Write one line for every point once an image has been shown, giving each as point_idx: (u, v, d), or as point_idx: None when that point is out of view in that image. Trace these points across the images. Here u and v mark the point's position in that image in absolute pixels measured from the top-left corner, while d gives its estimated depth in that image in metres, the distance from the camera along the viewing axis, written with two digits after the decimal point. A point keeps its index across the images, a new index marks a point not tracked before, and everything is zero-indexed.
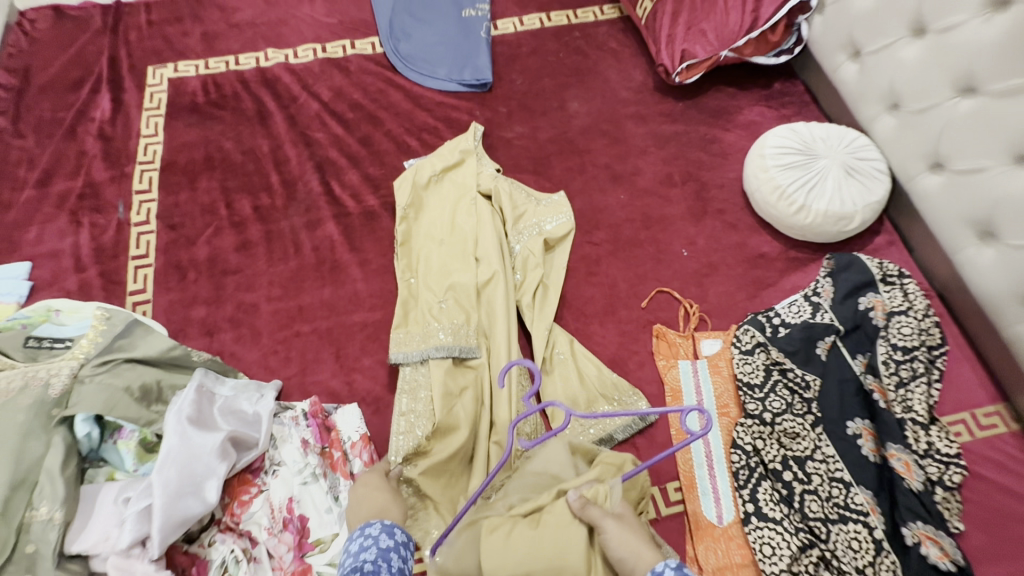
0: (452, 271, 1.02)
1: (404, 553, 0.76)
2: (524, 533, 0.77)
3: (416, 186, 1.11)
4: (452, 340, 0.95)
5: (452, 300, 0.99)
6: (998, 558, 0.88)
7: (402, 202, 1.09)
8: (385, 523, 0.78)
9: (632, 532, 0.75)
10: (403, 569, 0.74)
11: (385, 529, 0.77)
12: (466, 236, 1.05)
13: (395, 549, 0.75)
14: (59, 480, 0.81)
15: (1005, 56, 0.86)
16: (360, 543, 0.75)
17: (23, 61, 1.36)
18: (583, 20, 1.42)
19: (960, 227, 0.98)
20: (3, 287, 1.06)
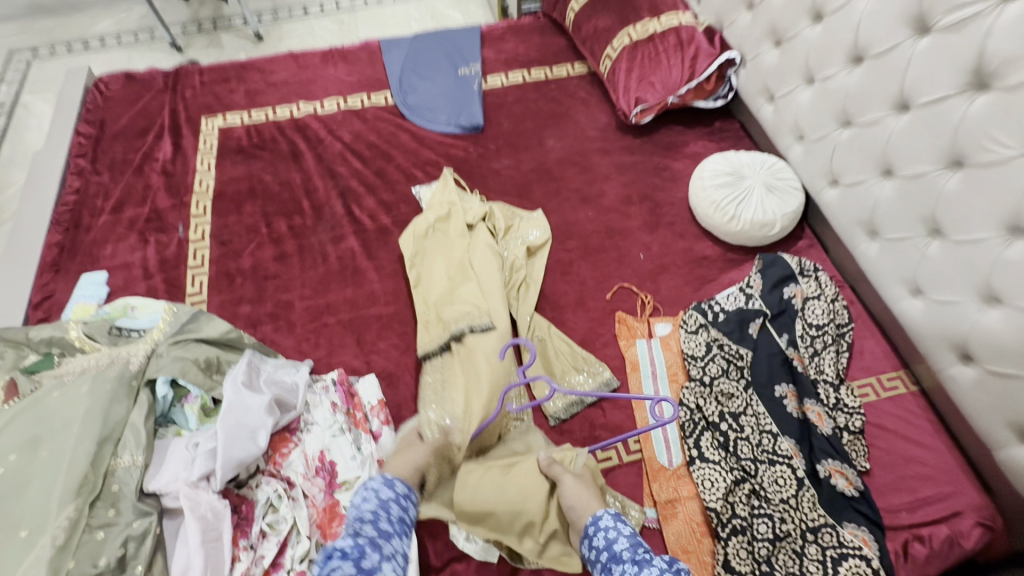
0: (458, 287, 1.26)
1: (403, 502, 0.95)
2: (499, 479, 1.03)
3: (416, 238, 1.33)
4: (467, 321, 1.19)
5: (463, 303, 1.22)
6: (897, 490, 1.08)
7: (408, 253, 1.32)
8: (385, 478, 0.97)
9: (587, 487, 0.99)
10: (402, 516, 0.93)
11: (385, 482, 0.96)
12: (463, 260, 1.29)
13: (393, 500, 0.94)
14: (141, 430, 1.03)
15: (861, 98, 1.12)
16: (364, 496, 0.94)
17: (99, 115, 1.66)
18: (558, 75, 1.74)
19: (855, 228, 1.22)
20: (86, 291, 1.31)
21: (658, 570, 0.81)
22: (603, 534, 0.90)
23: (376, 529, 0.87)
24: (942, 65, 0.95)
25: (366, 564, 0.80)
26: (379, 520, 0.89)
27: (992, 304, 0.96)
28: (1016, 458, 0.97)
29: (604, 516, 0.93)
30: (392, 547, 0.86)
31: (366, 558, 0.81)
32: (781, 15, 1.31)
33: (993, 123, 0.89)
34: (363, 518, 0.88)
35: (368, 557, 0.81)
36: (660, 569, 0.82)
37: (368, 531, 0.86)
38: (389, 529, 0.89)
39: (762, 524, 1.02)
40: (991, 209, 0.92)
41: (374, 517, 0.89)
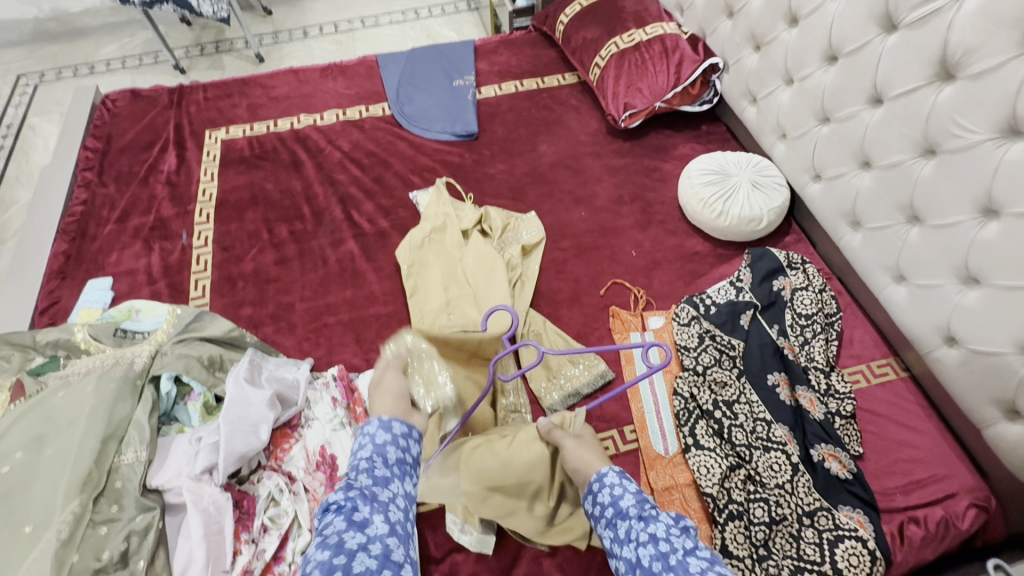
0: (455, 299, 1.28)
1: (403, 444, 0.85)
2: (501, 453, 1.03)
3: (412, 248, 1.36)
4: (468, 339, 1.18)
5: (461, 318, 1.24)
6: (891, 474, 1.09)
7: (405, 263, 1.35)
8: (382, 420, 0.86)
9: (587, 446, 0.97)
10: (402, 459, 0.84)
11: (382, 425, 0.85)
12: (458, 269, 1.32)
13: (392, 443, 0.84)
14: (145, 427, 1.04)
15: (837, 95, 1.17)
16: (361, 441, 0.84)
17: (106, 130, 1.71)
18: (549, 85, 1.80)
19: (838, 220, 1.26)
20: (92, 296, 1.34)
21: (665, 526, 0.77)
22: (608, 490, 0.87)
23: (371, 476, 0.77)
24: (910, 59, 1.00)
25: (360, 516, 0.71)
26: (375, 467, 0.79)
27: (971, 285, 1.00)
28: (1006, 435, 0.98)
29: (608, 474, 0.90)
30: (388, 493, 0.77)
31: (358, 511, 0.71)
32: (759, 21, 1.37)
33: (960, 110, 0.93)
34: (357, 466, 0.78)
35: (364, 509, 0.72)
36: (667, 525, 0.78)
37: (362, 480, 0.76)
38: (386, 475, 0.79)
39: (758, 509, 1.02)
40: (963, 192, 0.96)
41: (370, 464, 0.79)
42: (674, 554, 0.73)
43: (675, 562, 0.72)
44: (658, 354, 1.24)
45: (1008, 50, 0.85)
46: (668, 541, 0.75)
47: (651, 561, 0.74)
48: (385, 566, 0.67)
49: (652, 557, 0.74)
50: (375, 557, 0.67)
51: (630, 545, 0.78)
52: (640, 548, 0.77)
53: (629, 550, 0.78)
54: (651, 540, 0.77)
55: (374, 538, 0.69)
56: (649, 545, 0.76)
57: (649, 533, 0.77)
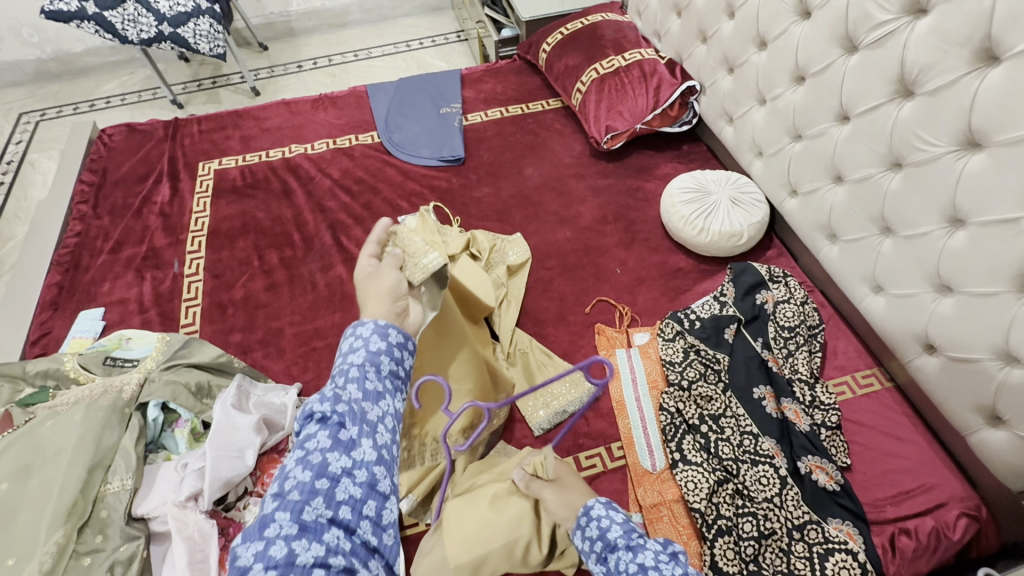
0: None
1: (398, 354, 0.69)
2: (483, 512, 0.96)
3: None
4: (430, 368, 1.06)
5: None
6: (880, 484, 1.09)
7: None
8: (377, 324, 0.70)
9: (567, 481, 0.91)
10: (396, 371, 0.68)
11: (378, 330, 0.69)
12: None
13: (387, 352, 0.68)
14: (131, 455, 1.04)
15: (807, 112, 1.21)
16: (352, 345, 0.67)
17: (103, 164, 1.76)
18: (534, 110, 1.86)
19: (817, 233, 1.29)
20: (84, 326, 1.36)
21: (653, 554, 0.71)
22: (596, 523, 0.79)
23: (363, 391, 0.62)
24: (871, 77, 1.04)
25: (346, 437, 0.58)
26: (368, 379, 0.64)
27: (945, 293, 1.01)
28: (991, 442, 0.98)
29: (595, 507, 0.82)
30: (378, 413, 0.62)
31: (345, 430, 0.59)
32: (731, 45, 1.43)
33: (921, 124, 0.97)
34: (346, 375, 0.63)
35: (348, 431, 0.59)
36: (655, 552, 0.71)
37: (353, 394, 0.61)
38: (379, 389, 0.64)
39: (747, 523, 1.01)
40: (930, 203, 0.99)
41: (363, 375, 0.63)
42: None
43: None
44: (600, 368, 1.27)
45: (961, 67, 0.89)
46: (659, 571, 0.68)
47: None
48: (370, 497, 0.56)
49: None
50: (359, 485, 0.56)
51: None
52: None
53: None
54: (640, 570, 0.70)
55: (360, 464, 0.58)
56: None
57: (637, 564, 0.70)
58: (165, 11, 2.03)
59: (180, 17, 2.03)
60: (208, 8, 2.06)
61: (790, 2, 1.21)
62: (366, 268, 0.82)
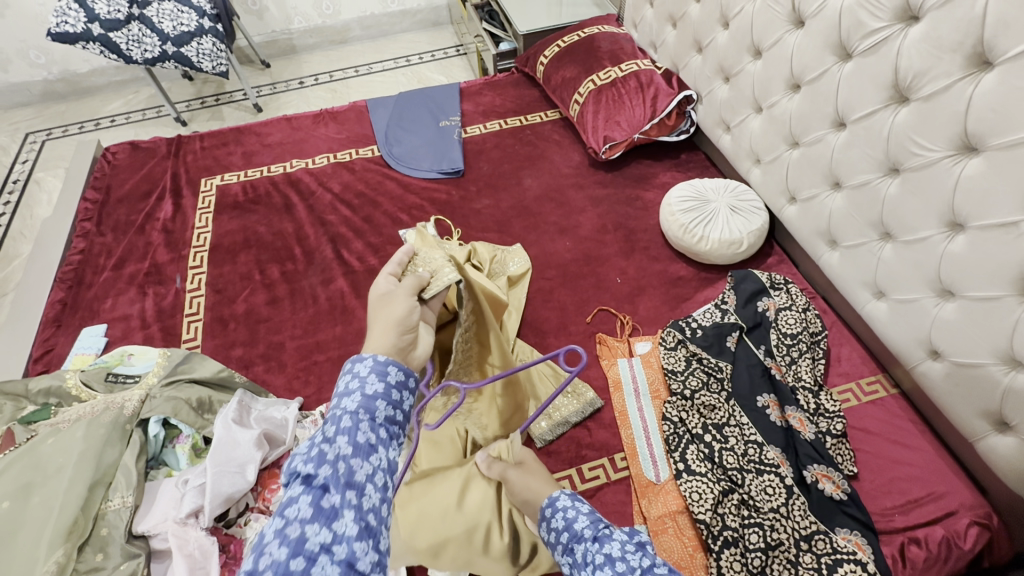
0: None
1: (396, 398, 0.67)
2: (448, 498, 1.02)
3: None
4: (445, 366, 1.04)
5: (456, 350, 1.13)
6: (888, 493, 1.07)
7: None
8: (377, 361, 0.68)
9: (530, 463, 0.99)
10: (392, 419, 0.65)
11: (377, 369, 0.66)
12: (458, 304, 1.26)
13: (384, 396, 0.65)
14: (132, 471, 1.04)
15: (804, 120, 1.22)
16: (348, 386, 0.65)
17: (106, 181, 1.78)
18: (532, 122, 1.87)
19: (817, 239, 1.29)
20: (86, 342, 1.36)
21: (619, 545, 0.71)
22: (562, 514, 0.83)
23: (354, 443, 0.59)
24: (866, 84, 1.05)
25: (328, 502, 0.54)
26: (360, 429, 0.61)
27: (947, 297, 1.01)
28: (998, 448, 0.97)
29: (559, 498, 0.86)
30: (368, 470, 0.59)
31: (329, 493, 0.54)
32: (726, 54, 1.44)
33: (917, 130, 0.97)
34: (338, 424, 0.60)
35: (333, 492, 0.55)
36: (621, 543, 0.72)
37: (343, 449, 0.58)
38: (371, 440, 0.61)
39: (753, 534, 0.99)
40: (929, 208, 0.98)
41: (356, 425, 0.61)
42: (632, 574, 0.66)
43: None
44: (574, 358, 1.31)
45: (955, 72, 0.89)
46: (624, 560, 0.68)
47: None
48: None
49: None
50: (337, 564, 0.50)
51: (587, 569, 0.72)
52: (596, 571, 0.70)
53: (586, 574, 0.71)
54: (608, 560, 0.70)
55: (341, 538, 0.52)
56: (605, 567, 0.69)
57: (604, 554, 0.71)
58: (169, 31, 2.06)
59: (183, 36, 2.07)
60: (211, 27, 2.10)
61: (783, 12, 1.22)
62: (382, 288, 0.84)
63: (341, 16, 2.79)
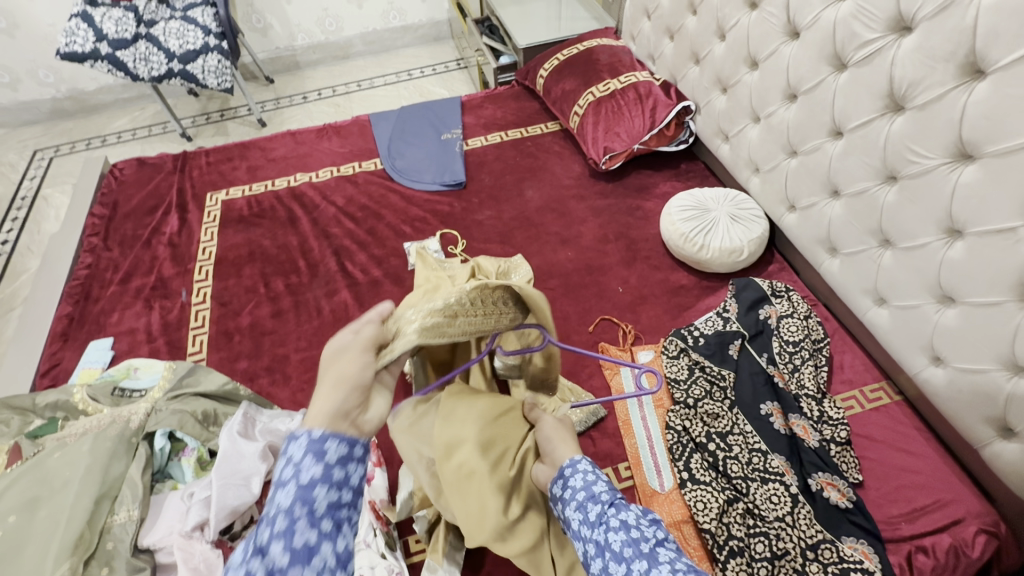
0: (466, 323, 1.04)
1: (339, 477, 0.55)
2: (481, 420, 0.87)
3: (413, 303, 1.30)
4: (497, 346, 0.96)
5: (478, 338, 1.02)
6: (895, 500, 1.06)
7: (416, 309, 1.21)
8: (312, 438, 0.55)
9: (562, 424, 0.91)
10: (338, 503, 0.54)
11: (312, 449, 0.54)
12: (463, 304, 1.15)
13: (324, 480, 0.54)
14: (138, 485, 1.04)
15: (801, 129, 1.23)
16: (283, 471, 0.54)
17: (113, 197, 1.80)
18: (533, 134, 1.89)
19: (817, 247, 1.30)
20: (92, 356, 1.37)
21: (636, 515, 0.71)
22: (581, 475, 0.77)
23: (289, 551, 0.49)
24: (862, 93, 1.06)
25: None
26: (298, 530, 0.51)
27: (947, 303, 1.01)
28: (1004, 454, 0.96)
29: (581, 461, 0.80)
30: None
31: None
32: (723, 65, 1.46)
33: (913, 138, 0.98)
34: (269, 531, 0.50)
35: None
36: (638, 514, 0.71)
37: (276, 562, 0.49)
38: (313, 540, 0.51)
39: (759, 543, 0.99)
40: (927, 214, 0.99)
41: (291, 527, 0.50)
42: (646, 542, 0.66)
43: (647, 550, 0.65)
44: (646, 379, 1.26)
45: (948, 81, 0.91)
46: (640, 528, 0.68)
47: (622, 547, 0.67)
48: None
49: (622, 543, 0.67)
50: None
51: (600, 529, 0.70)
52: (609, 533, 0.69)
53: (599, 532, 0.70)
54: (622, 526, 0.69)
55: None
56: (620, 531, 0.68)
57: (620, 520, 0.70)
58: (175, 49, 2.11)
59: (189, 54, 2.11)
60: (216, 45, 2.14)
61: (778, 24, 1.24)
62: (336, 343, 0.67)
63: (344, 32, 2.84)
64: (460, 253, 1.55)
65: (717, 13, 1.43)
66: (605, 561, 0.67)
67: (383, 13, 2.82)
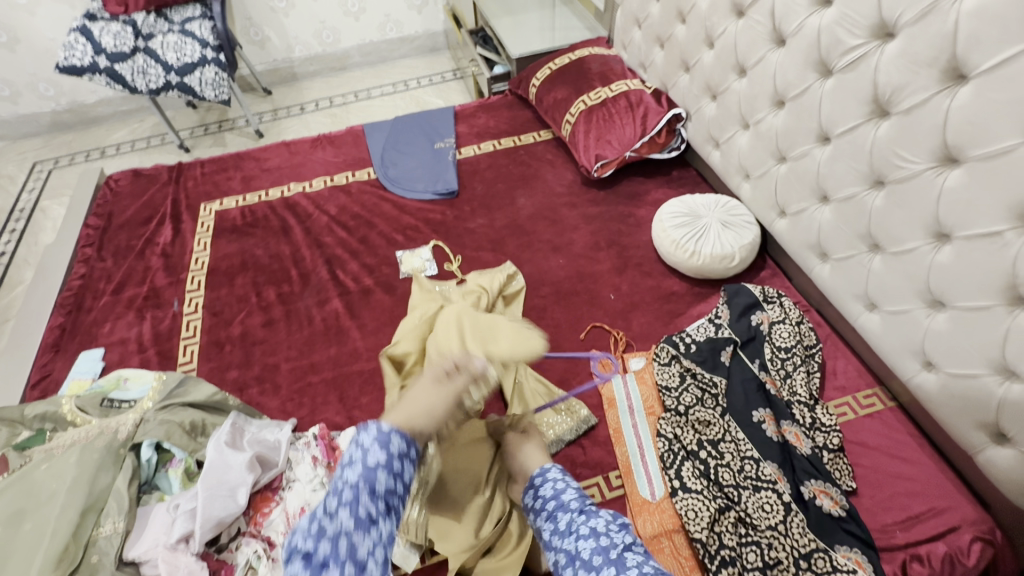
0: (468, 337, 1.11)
1: (395, 467, 0.84)
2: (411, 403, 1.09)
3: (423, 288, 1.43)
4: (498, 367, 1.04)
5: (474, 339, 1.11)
6: (890, 508, 1.05)
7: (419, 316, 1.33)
8: (379, 433, 0.85)
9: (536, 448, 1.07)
10: (389, 485, 0.83)
11: (377, 442, 0.84)
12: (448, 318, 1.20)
13: (383, 466, 0.83)
14: (124, 496, 1.03)
15: (789, 135, 1.24)
16: (353, 457, 0.84)
17: (108, 208, 1.81)
18: (525, 142, 1.90)
19: (807, 252, 1.29)
20: (83, 367, 1.37)
21: (604, 521, 0.85)
22: (552, 485, 0.95)
23: (353, 514, 0.78)
24: (847, 99, 1.06)
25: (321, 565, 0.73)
26: (360, 497, 0.80)
27: (937, 308, 1.01)
28: (997, 460, 0.95)
29: (551, 470, 0.98)
30: (369, 538, 0.78)
31: (327, 559, 0.74)
32: (712, 73, 1.46)
33: (900, 143, 0.98)
34: (340, 498, 0.79)
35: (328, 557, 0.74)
36: (607, 521, 0.85)
37: (344, 521, 0.77)
38: (372, 512, 0.80)
39: (750, 553, 0.98)
40: (914, 219, 0.99)
41: (356, 496, 0.79)
42: (614, 549, 0.80)
43: (615, 557, 0.79)
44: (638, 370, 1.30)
45: (931, 86, 0.91)
46: (608, 536, 0.83)
47: (592, 555, 0.81)
48: None
49: (592, 550, 0.82)
50: None
51: (570, 538, 0.85)
52: (580, 540, 0.83)
53: (569, 542, 0.84)
54: (593, 534, 0.83)
55: None
56: (589, 539, 0.83)
57: (589, 528, 0.85)
58: (173, 62, 2.12)
59: (186, 67, 2.13)
60: (213, 58, 2.16)
61: (765, 31, 1.24)
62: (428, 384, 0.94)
63: (341, 44, 2.87)
64: (454, 269, 1.52)
65: (705, 22, 1.44)
66: (576, 567, 0.81)
67: (380, 25, 2.86)
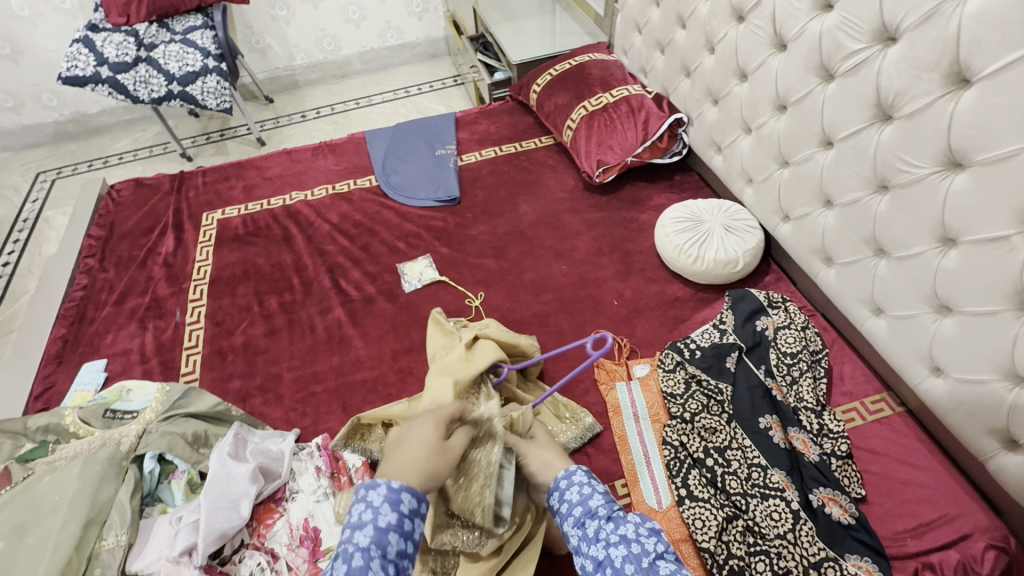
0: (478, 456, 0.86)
1: (408, 528, 0.65)
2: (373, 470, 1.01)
3: (443, 323, 1.31)
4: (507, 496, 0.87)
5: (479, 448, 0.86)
6: (899, 516, 1.04)
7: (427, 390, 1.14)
8: (391, 489, 0.66)
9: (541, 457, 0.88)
10: (404, 552, 0.64)
11: (391, 498, 0.65)
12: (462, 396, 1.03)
13: (395, 528, 0.64)
14: (126, 509, 1.02)
15: (792, 140, 1.23)
16: (361, 517, 0.64)
17: (110, 218, 1.81)
18: (527, 148, 1.90)
19: (812, 257, 1.29)
20: (86, 378, 1.37)
21: (634, 526, 0.72)
22: (577, 488, 0.79)
23: None
24: (850, 103, 1.06)
25: None
26: (371, 569, 0.60)
27: (945, 313, 1.00)
28: (1008, 467, 0.94)
29: (576, 472, 0.81)
30: None
31: None
32: (713, 78, 1.46)
33: (903, 147, 0.97)
34: (350, 564, 0.60)
35: None
36: (636, 525, 0.72)
37: None
38: None
39: (759, 562, 0.96)
40: (920, 224, 0.98)
41: (366, 565, 0.60)
42: (646, 557, 0.68)
43: (648, 565, 0.67)
44: (645, 369, 1.29)
45: (934, 90, 0.90)
46: (640, 542, 0.69)
47: (623, 564, 0.68)
48: None
49: (623, 558, 0.68)
50: None
51: (598, 545, 0.72)
52: (609, 547, 0.70)
53: (597, 549, 0.71)
54: (622, 541, 0.71)
55: None
56: (620, 546, 0.70)
57: (619, 534, 0.71)
58: (175, 72, 2.13)
59: (188, 76, 2.14)
60: (215, 67, 2.17)
61: (765, 36, 1.24)
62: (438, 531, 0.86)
63: (342, 51, 2.89)
64: (475, 306, 1.45)
65: (705, 27, 1.44)
66: None
67: (381, 32, 2.87)
